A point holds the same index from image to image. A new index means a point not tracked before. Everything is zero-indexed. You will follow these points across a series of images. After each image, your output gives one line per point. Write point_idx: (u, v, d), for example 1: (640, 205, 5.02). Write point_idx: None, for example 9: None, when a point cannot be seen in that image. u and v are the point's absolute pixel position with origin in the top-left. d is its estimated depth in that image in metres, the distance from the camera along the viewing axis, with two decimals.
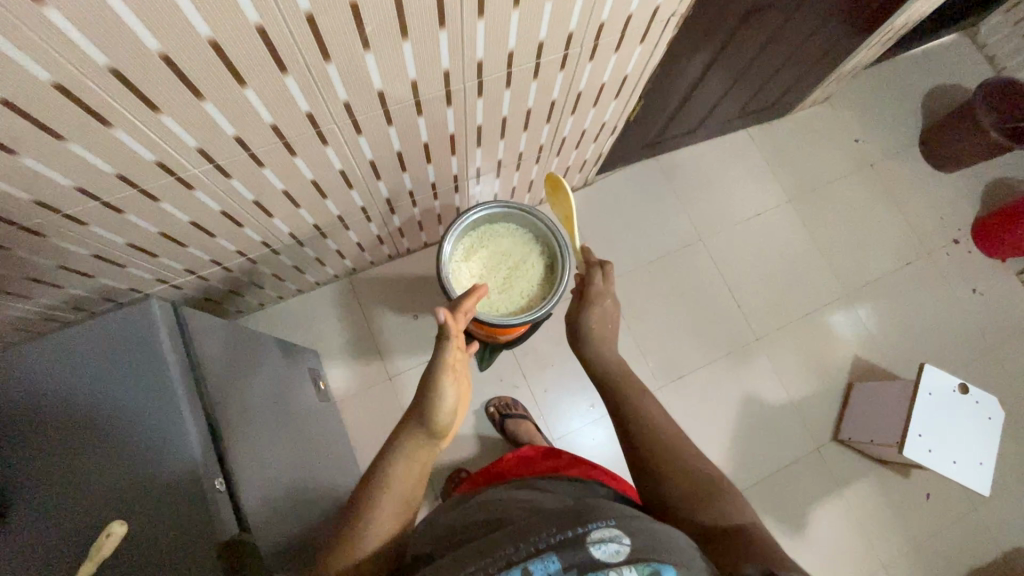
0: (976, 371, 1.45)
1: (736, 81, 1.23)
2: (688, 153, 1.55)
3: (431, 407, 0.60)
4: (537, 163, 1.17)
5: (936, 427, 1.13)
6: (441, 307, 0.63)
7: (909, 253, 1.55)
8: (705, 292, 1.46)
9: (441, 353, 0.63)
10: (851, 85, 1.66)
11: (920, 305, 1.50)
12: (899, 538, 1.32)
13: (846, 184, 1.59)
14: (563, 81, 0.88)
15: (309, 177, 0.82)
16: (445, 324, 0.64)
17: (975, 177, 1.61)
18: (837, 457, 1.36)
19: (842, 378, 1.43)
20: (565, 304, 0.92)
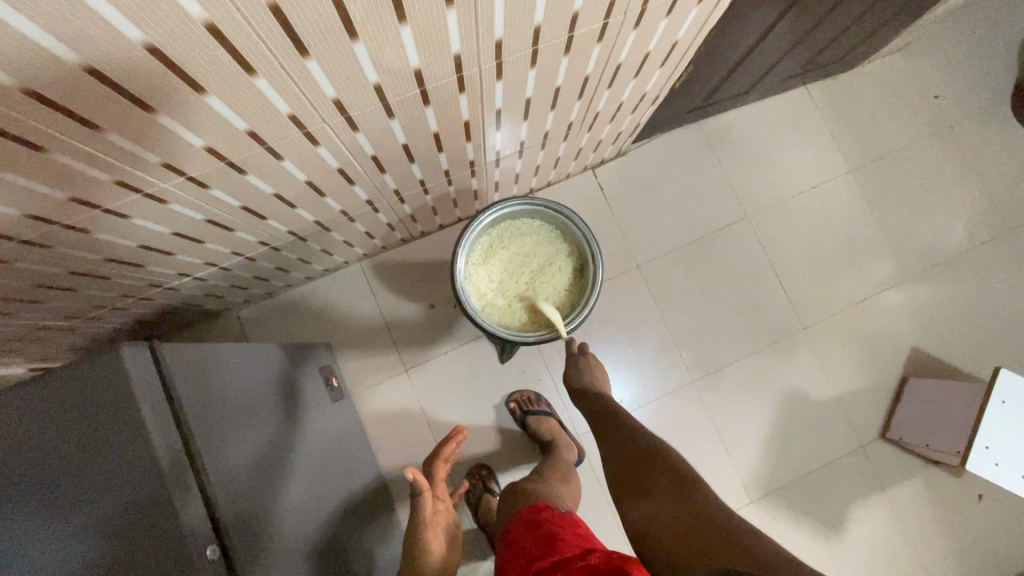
0: None
1: (805, 35, 1.03)
2: (736, 116, 1.37)
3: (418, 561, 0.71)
4: (564, 140, 1.02)
5: (1007, 439, 1.02)
6: (408, 469, 0.70)
7: (986, 230, 1.36)
8: (748, 276, 1.33)
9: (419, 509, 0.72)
10: (935, 29, 1.41)
11: (993, 290, 1.34)
12: (944, 540, 1.24)
13: (918, 149, 1.39)
14: (600, 55, 0.73)
15: (302, 178, 0.71)
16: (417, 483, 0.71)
17: None
18: (883, 456, 1.27)
19: (896, 370, 1.30)
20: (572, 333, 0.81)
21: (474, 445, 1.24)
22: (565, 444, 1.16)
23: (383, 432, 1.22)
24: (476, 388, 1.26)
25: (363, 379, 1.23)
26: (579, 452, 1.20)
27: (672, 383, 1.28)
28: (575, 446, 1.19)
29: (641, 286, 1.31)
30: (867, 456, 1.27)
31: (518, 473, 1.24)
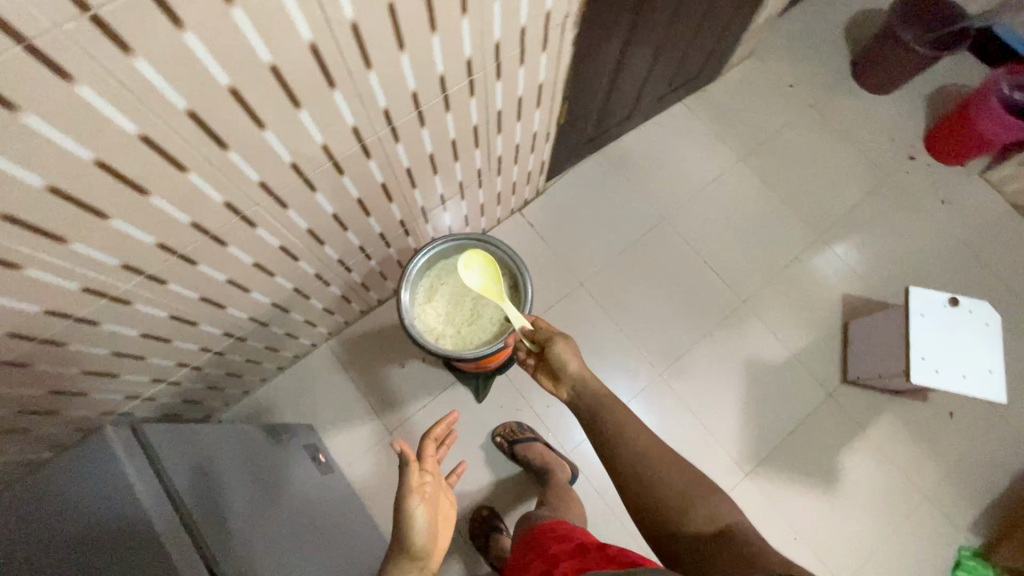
0: (964, 279, 1.45)
1: (657, 60, 1.24)
2: (631, 138, 1.56)
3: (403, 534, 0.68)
4: (480, 186, 1.16)
5: (938, 347, 1.12)
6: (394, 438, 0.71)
7: (870, 181, 1.55)
8: (681, 269, 1.45)
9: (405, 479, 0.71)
10: (771, 34, 1.67)
11: (894, 229, 1.50)
12: (930, 464, 1.30)
13: (792, 129, 1.60)
14: (478, 106, 0.88)
15: (249, 261, 0.81)
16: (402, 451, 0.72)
17: (913, 91, 1.62)
18: (852, 399, 1.34)
19: (836, 319, 1.41)
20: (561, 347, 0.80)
21: (471, 490, 1.27)
22: (558, 464, 1.20)
23: (381, 499, 1.24)
24: (460, 433, 1.30)
25: (351, 452, 1.27)
26: (573, 469, 1.24)
27: (642, 382, 1.35)
28: (568, 465, 1.23)
29: (590, 300, 1.42)
30: (836, 403, 1.34)
31: (521, 507, 1.26)
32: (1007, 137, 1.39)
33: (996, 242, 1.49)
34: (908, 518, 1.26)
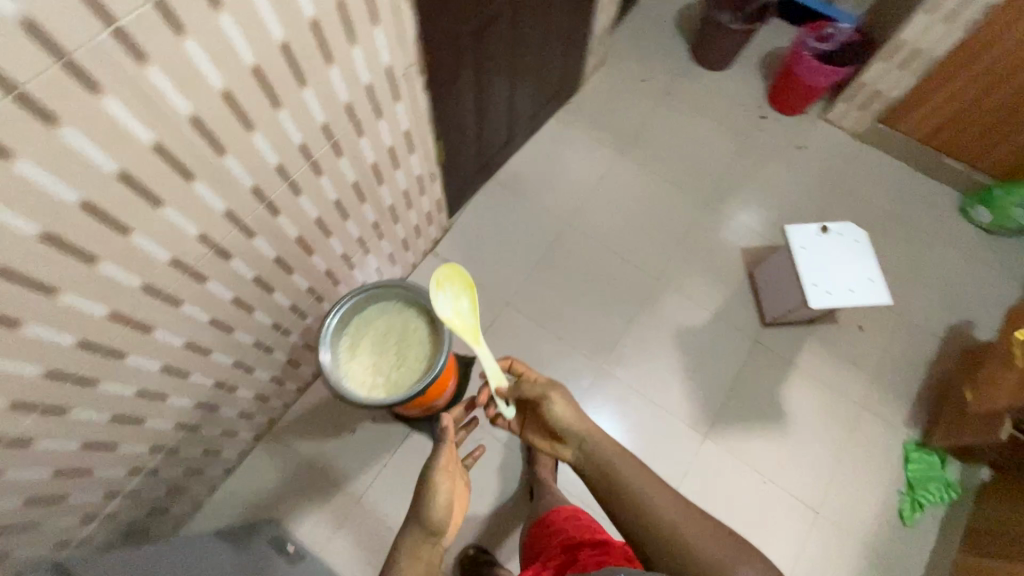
0: (835, 209, 1.63)
1: (514, 86, 1.34)
2: (518, 160, 1.66)
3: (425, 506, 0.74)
4: (382, 237, 1.20)
5: (824, 271, 1.25)
6: (442, 416, 0.81)
7: (735, 145, 1.72)
8: (596, 265, 1.54)
9: (440, 454, 0.79)
10: (615, 41, 1.85)
11: (766, 181, 1.67)
12: (856, 377, 1.42)
13: (656, 117, 1.76)
14: (351, 164, 0.93)
15: (155, 367, 0.81)
16: (444, 429, 0.81)
17: (747, 61, 1.83)
18: (775, 339, 1.45)
19: (742, 272, 1.54)
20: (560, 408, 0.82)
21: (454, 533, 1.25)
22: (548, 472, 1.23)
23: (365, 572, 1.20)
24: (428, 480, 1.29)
25: (323, 534, 1.22)
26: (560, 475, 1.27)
27: (588, 378, 1.40)
28: (555, 468, 1.26)
29: (520, 317, 1.47)
30: (762, 346, 1.45)
31: (507, 534, 1.26)
32: (828, 80, 1.60)
33: (850, 170, 1.69)
34: (851, 431, 1.37)
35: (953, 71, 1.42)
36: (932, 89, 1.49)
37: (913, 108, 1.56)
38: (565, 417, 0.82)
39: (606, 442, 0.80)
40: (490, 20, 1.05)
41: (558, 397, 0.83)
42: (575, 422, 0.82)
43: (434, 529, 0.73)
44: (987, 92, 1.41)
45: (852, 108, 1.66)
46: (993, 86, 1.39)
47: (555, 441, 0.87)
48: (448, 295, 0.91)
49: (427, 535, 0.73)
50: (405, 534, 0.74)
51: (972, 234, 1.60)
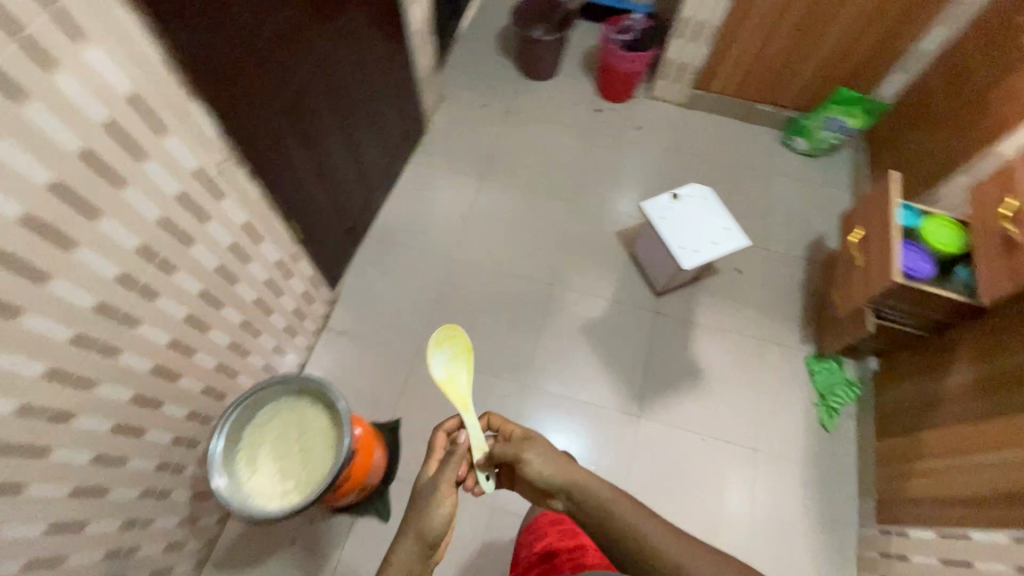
0: (684, 173, 1.78)
1: (356, 147, 1.36)
2: (387, 212, 1.66)
3: (424, 516, 0.76)
4: (258, 333, 1.15)
5: (685, 233, 1.35)
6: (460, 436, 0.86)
7: (584, 141, 1.83)
8: (492, 289, 1.56)
9: (450, 465, 0.82)
10: (447, 76, 1.93)
11: (620, 165, 1.79)
12: (749, 315, 1.55)
13: (507, 135, 1.83)
14: (191, 276, 0.88)
15: (17, 564, 0.72)
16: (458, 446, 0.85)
17: (572, 64, 1.97)
18: (670, 304, 1.55)
19: (624, 253, 1.63)
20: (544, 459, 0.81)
21: None
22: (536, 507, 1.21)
23: None
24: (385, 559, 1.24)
25: None
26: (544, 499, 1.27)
27: (515, 399, 1.41)
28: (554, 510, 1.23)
29: None
30: (661, 315, 1.54)
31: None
32: (640, 66, 1.75)
33: (686, 135, 1.85)
34: (759, 364, 1.48)
35: (734, 32, 1.62)
36: (724, 50, 1.68)
37: (716, 69, 1.75)
38: (543, 471, 0.80)
39: (598, 491, 0.76)
40: (301, 94, 1.05)
41: (536, 450, 0.83)
42: (557, 475, 0.80)
43: (435, 539, 0.74)
44: (765, 42, 1.62)
45: (669, 82, 1.84)
46: (767, 37, 1.61)
47: (542, 494, 0.85)
48: (446, 355, 0.98)
49: (428, 544, 0.74)
50: (402, 542, 0.74)
51: (799, 162, 1.81)
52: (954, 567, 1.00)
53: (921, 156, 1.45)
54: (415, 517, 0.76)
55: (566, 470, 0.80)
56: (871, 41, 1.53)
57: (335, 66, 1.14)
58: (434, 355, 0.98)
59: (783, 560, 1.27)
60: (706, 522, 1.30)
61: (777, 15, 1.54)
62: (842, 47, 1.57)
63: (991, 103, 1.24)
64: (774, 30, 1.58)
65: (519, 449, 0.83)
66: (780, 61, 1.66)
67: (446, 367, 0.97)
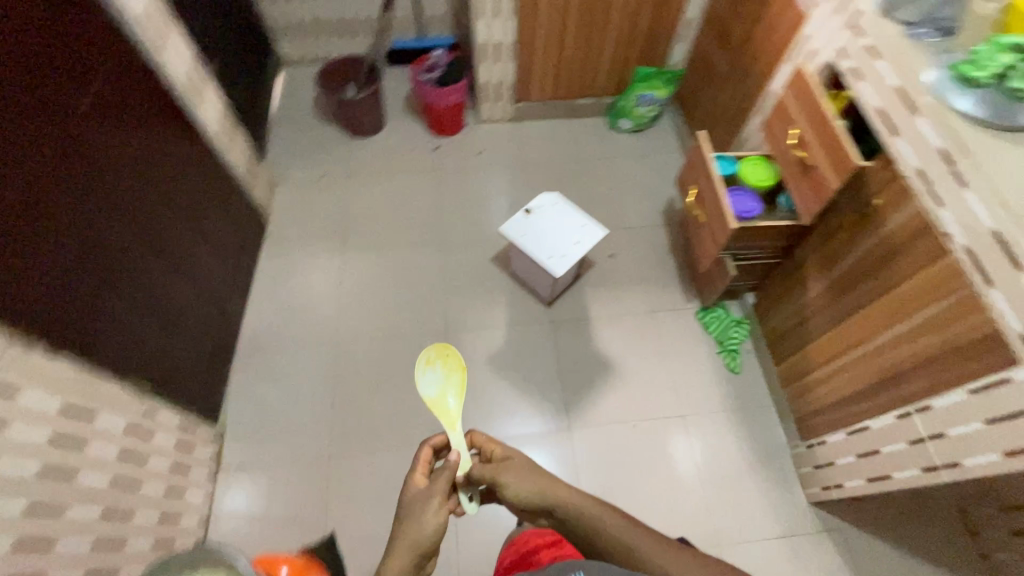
0: (534, 180, 1.84)
1: (181, 257, 1.22)
2: (252, 318, 1.56)
3: (417, 526, 0.72)
4: (132, 510, 1.02)
5: (548, 242, 1.39)
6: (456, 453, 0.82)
7: (431, 180, 1.83)
8: (388, 357, 1.50)
9: (443, 480, 0.78)
10: (274, 161, 1.86)
11: (473, 192, 1.81)
12: (634, 292, 1.62)
13: (354, 198, 1.79)
14: (10, 493, 0.75)
15: None
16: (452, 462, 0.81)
17: (396, 111, 1.98)
18: (562, 308, 1.59)
19: (505, 273, 1.64)
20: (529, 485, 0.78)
21: None
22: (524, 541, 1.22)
23: None
24: None
25: None
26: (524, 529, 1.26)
27: None
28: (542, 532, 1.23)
29: (351, 455, 1.37)
30: (557, 320, 1.57)
31: None
32: (456, 100, 1.79)
33: (524, 145, 1.92)
34: (658, 334, 1.55)
35: (530, 44, 1.70)
36: (528, 62, 1.76)
37: (529, 80, 1.83)
38: (527, 492, 0.78)
39: (581, 505, 0.75)
40: (89, 243, 0.95)
41: (524, 469, 0.81)
42: (539, 495, 0.77)
43: (428, 549, 0.71)
44: (561, 45, 1.72)
45: (491, 102, 1.89)
46: (560, 41, 1.70)
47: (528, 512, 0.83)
48: (438, 374, 1.02)
49: (422, 554, 0.71)
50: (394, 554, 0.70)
51: (631, 138, 1.94)
52: (865, 456, 1.10)
53: (722, 106, 1.61)
54: (405, 531, 0.72)
55: (549, 487, 0.77)
56: (648, 20, 1.68)
57: (126, 199, 1.04)
58: (424, 373, 1.02)
59: (738, 508, 1.32)
60: (660, 503, 1.33)
61: (560, 20, 1.64)
62: (627, 32, 1.71)
63: (755, 49, 1.40)
64: (563, 33, 1.68)
65: (501, 474, 0.80)
66: (580, 58, 1.77)
67: (436, 383, 1.01)
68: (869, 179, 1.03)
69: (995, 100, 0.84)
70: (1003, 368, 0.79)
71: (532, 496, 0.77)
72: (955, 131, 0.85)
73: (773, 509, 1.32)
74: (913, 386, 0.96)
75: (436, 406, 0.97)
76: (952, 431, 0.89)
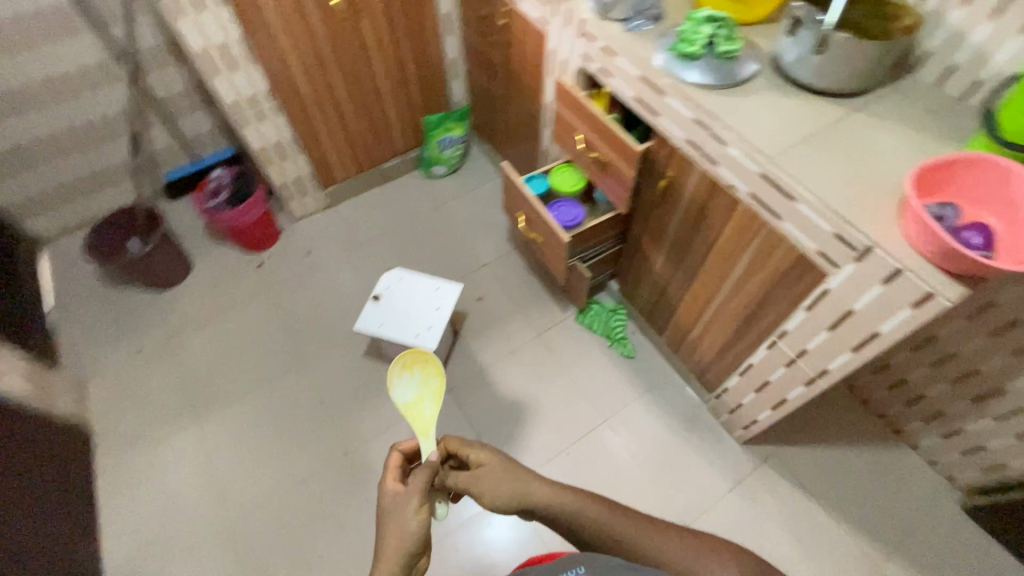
0: (375, 257, 1.77)
1: None
2: (114, 551, 1.29)
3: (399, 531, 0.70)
4: None
5: (409, 321, 1.33)
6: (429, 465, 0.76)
7: (267, 301, 1.67)
8: (294, 512, 1.33)
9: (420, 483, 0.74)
10: (72, 355, 1.57)
11: (317, 295, 1.68)
12: (514, 324, 1.61)
13: (187, 356, 1.57)
14: None
15: None
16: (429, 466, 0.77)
17: (198, 244, 1.78)
18: (453, 372, 1.53)
19: (384, 363, 1.54)
20: (507, 487, 0.74)
21: None
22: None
23: None
24: None
25: None
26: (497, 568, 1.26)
27: None
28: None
29: None
30: (454, 387, 1.50)
31: None
32: (257, 214, 1.65)
33: (351, 227, 1.84)
34: (553, 355, 1.56)
35: (310, 132, 1.62)
36: (317, 148, 1.68)
37: (326, 165, 1.74)
38: (503, 495, 0.74)
39: (560, 499, 0.73)
40: None
41: (501, 468, 0.76)
42: (515, 497, 0.73)
43: (412, 556, 0.69)
44: (342, 122, 1.66)
45: (298, 199, 1.78)
46: (339, 119, 1.64)
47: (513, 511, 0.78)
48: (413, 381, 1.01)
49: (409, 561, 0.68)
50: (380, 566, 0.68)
51: (451, 181, 1.94)
52: (760, 389, 1.18)
53: (515, 125, 1.66)
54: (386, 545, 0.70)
55: (524, 486, 0.74)
56: (416, 72, 1.69)
57: None
58: (399, 381, 1.01)
59: (687, 481, 1.36)
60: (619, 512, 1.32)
61: (330, 101, 1.58)
62: (401, 89, 1.70)
63: (519, 69, 1.46)
64: (339, 111, 1.62)
65: (478, 481, 0.75)
66: (368, 127, 1.73)
67: (409, 387, 1.01)
68: (654, 153, 1.12)
69: (712, 65, 0.96)
70: (820, 282, 0.88)
71: (508, 498, 0.73)
72: (697, 99, 0.94)
73: (716, 467, 1.37)
74: (766, 319, 1.05)
75: (411, 409, 0.95)
76: (810, 346, 0.97)
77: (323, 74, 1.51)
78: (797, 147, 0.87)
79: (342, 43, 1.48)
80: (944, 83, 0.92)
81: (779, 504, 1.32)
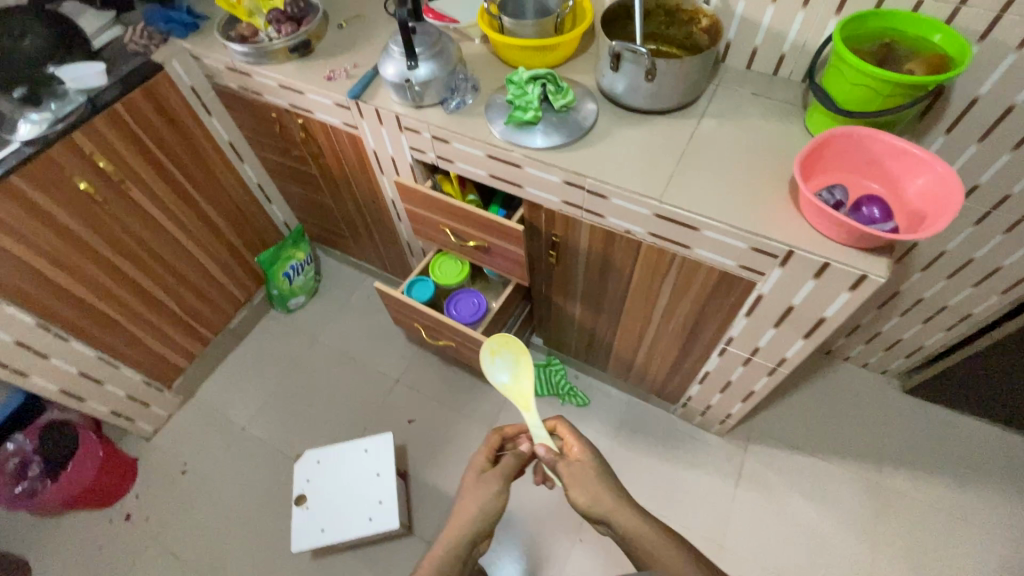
0: (271, 434, 1.47)
1: None
2: None
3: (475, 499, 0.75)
4: None
5: (353, 507, 1.09)
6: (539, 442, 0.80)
7: (160, 559, 1.30)
8: None
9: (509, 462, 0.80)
10: None
11: (222, 516, 1.35)
12: (460, 430, 1.44)
13: None
14: None
15: None
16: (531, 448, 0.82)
17: (30, 537, 1.33)
18: (423, 516, 1.31)
19: (341, 554, 1.27)
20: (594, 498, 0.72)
21: None
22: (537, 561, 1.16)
23: None
24: None
25: None
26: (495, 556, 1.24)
27: None
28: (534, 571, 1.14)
29: None
30: (433, 537, 1.28)
31: None
32: (97, 463, 1.28)
33: (226, 413, 1.51)
34: None
35: (121, 339, 1.28)
36: (138, 351, 1.33)
37: (158, 362, 1.40)
38: (593, 494, 0.72)
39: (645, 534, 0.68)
40: None
41: (599, 473, 0.75)
42: (602, 504, 0.71)
43: (477, 535, 0.73)
44: (158, 309, 1.33)
45: (142, 416, 1.41)
46: (152, 307, 1.32)
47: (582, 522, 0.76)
48: (508, 365, 0.96)
49: (470, 534, 0.73)
50: (443, 535, 0.73)
51: (315, 306, 1.69)
52: (725, 388, 1.17)
53: (364, 225, 1.48)
54: (456, 520, 0.74)
55: (615, 503, 0.71)
56: (223, 216, 1.42)
57: None
58: (493, 363, 0.97)
59: (696, 496, 1.32)
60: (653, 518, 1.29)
61: (131, 293, 1.25)
62: (213, 241, 1.42)
63: (344, 172, 1.29)
64: (149, 298, 1.30)
65: (575, 472, 0.75)
66: (192, 298, 1.42)
67: (508, 372, 0.95)
68: (531, 220, 1.04)
69: (554, 123, 0.89)
70: (752, 290, 0.86)
71: (594, 506, 0.72)
72: (559, 163, 0.87)
73: (712, 468, 1.35)
74: (708, 331, 1.02)
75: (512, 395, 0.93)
76: (761, 343, 0.96)
77: (106, 269, 1.18)
78: (676, 177, 0.84)
79: (115, 225, 1.17)
80: (753, 65, 0.97)
81: (781, 471, 1.34)
